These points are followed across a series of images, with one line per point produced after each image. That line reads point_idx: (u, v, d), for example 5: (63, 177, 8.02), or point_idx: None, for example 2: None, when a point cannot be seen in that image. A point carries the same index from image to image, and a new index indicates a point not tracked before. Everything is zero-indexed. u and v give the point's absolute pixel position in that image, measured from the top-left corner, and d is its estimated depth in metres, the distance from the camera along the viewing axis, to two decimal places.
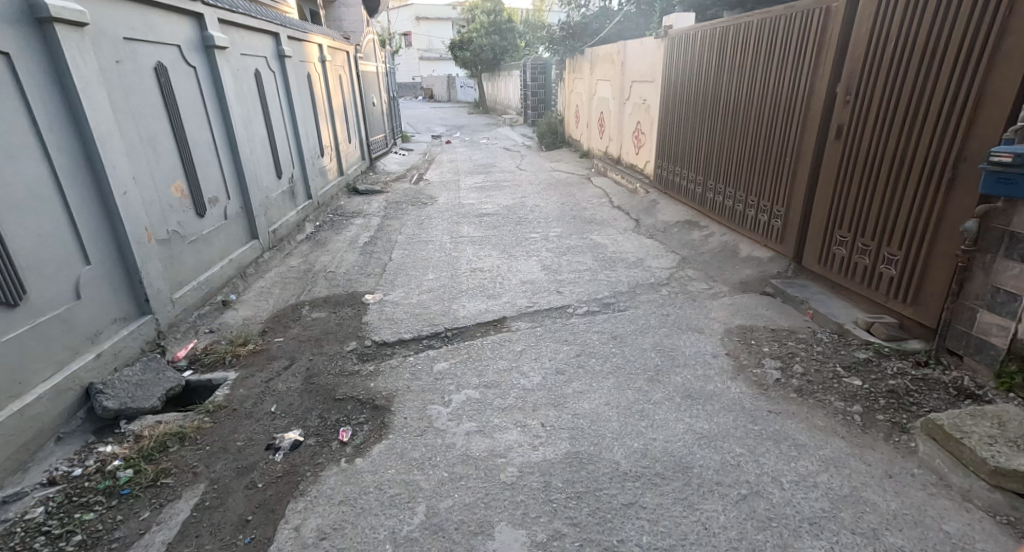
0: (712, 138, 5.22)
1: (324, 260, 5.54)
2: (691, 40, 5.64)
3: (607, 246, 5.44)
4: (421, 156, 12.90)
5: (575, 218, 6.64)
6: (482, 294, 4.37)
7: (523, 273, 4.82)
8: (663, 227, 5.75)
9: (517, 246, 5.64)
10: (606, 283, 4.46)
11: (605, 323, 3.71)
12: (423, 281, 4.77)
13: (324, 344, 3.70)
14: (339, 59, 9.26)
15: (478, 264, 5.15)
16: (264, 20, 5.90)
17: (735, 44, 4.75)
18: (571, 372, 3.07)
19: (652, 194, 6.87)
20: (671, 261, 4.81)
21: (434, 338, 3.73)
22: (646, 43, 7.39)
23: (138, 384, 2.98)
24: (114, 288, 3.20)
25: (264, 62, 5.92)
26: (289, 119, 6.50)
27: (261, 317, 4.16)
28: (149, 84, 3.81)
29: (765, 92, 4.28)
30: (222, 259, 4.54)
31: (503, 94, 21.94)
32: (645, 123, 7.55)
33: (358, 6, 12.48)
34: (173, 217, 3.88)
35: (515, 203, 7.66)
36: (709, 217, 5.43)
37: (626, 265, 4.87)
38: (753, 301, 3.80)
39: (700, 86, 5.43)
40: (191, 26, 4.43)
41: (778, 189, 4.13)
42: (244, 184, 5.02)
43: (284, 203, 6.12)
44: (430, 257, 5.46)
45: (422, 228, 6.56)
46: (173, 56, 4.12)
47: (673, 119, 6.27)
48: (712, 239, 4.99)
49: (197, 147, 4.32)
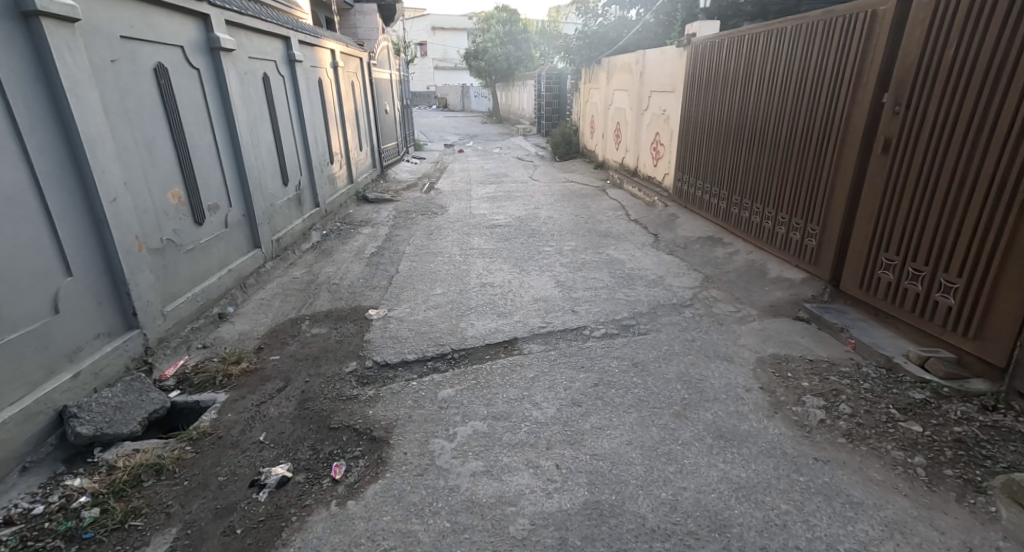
0: (739, 150, 4.96)
1: (328, 271, 5.32)
2: (717, 47, 5.38)
3: (625, 262, 5.17)
4: (433, 165, 12.72)
5: (591, 231, 6.37)
6: (492, 312, 4.11)
7: (536, 289, 4.55)
8: (684, 243, 5.47)
9: (529, 260, 5.37)
10: (625, 303, 4.18)
11: (625, 348, 3.43)
12: (431, 296, 4.52)
13: (322, 364, 3.45)
14: (352, 65, 9.10)
15: (489, 278, 4.90)
16: (275, 23, 5.73)
17: (766, 51, 4.49)
18: (589, 405, 2.80)
19: (671, 208, 6.59)
20: (694, 280, 4.52)
21: (439, 360, 3.47)
22: (666, 53, 7.15)
23: (118, 407, 2.74)
24: (99, 302, 2.97)
25: (273, 66, 5.74)
26: (298, 124, 6.32)
27: (258, 332, 3.93)
28: (148, 85, 3.60)
29: (799, 102, 4.01)
30: (221, 269, 4.32)
31: (516, 104, 21.81)
32: (664, 135, 7.30)
33: (372, 14, 12.34)
34: (168, 225, 3.67)
35: (528, 215, 7.41)
36: (733, 233, 5.15)
37: (645, 283, 4.59)
38: (787, 327, 3.50)
39: (726, 95, 5.18)
40: (195, 26, 4.24)
41: (813, 205, 3.84)
42: (247, 192, 4.82)
43: (290, 211, 5.91)
44: (439, 270, 5.21)
45: (431, 239, 6.32)
46: (175, 57, 3.93)
47: (695, 130, 6.01)
48: (739, 257, 4.69)
49: (198, 152, 4.12)
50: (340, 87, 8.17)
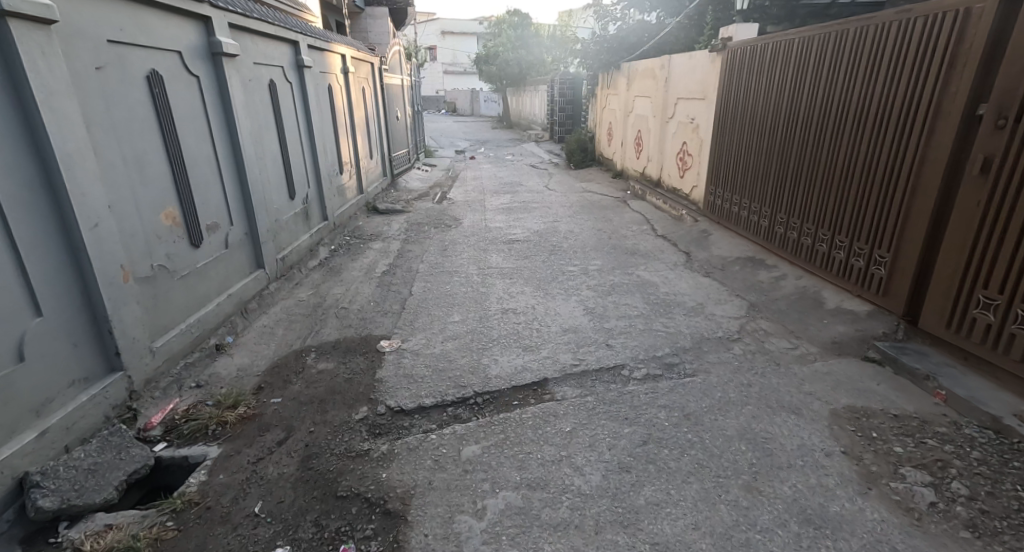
0: (786, 163, 4.56)
1: (337, 293, 4.95)
2: (762, 52, 4.99)
3: (658, 285, 4.76)
4: (444, 172, 12.37)
5: (616, 249, 5.97)
6: (517, 347, 3.71)
7: (563, 319, 4.15)
8: (720, 263, 5.06)
9: (553, 282, 4.97)
10: (665, 336, 3.77)
11: (673, 395, 3.02)
12: (448, 325, 4.13)
13: (329, 409, 3.06)
14: (362, 70, 8.76)
15: (510, 303, 4.50)
16: (283, 26, 5.38)
17: (820, 55, 4.09)
18: (640, 471, 2.41)
19: (702, 224, 6.18)
20: (738, 309, 4.11)
21: (461, 406, 3.09)
22: (695, 57, 6.74)
23: (91, 470, 2.37)
24: (76, 343, 2.59)
25: (280, 71, 5.38)
26: (306, 133, 5.96)
27: (260, 366, 3.55)
28: (140, 95, 3.23)
29: (861, 114, 3.61)
30: (219, 294, 3.95)
31: (528, 109, 21.43)
32: (692, 144, 6.88)
33: (384, 18, 12.04)
34: (160, 249, 3.29)
35: (547, 229, 7.01)
36: (777, 254, 4.75)
37: (684, 311, 4.18)
38: (858, 370, 3.07)
39: (772, 104, 4.78)
40: (195, 28, 3.87)
41: (878, 228, 3.44)
42: (250, 208, 4.45)
43: (296, 226, 5.55)
44: (455, 292, 4.82)
45: (445, 256, 5.94)
46: (172, 62, 3.55)
47: (731, 141, 5.62)
48: (787, 283, 4.27)
49: (195, 168, 3.75)
50: (350, 93, 7.82)
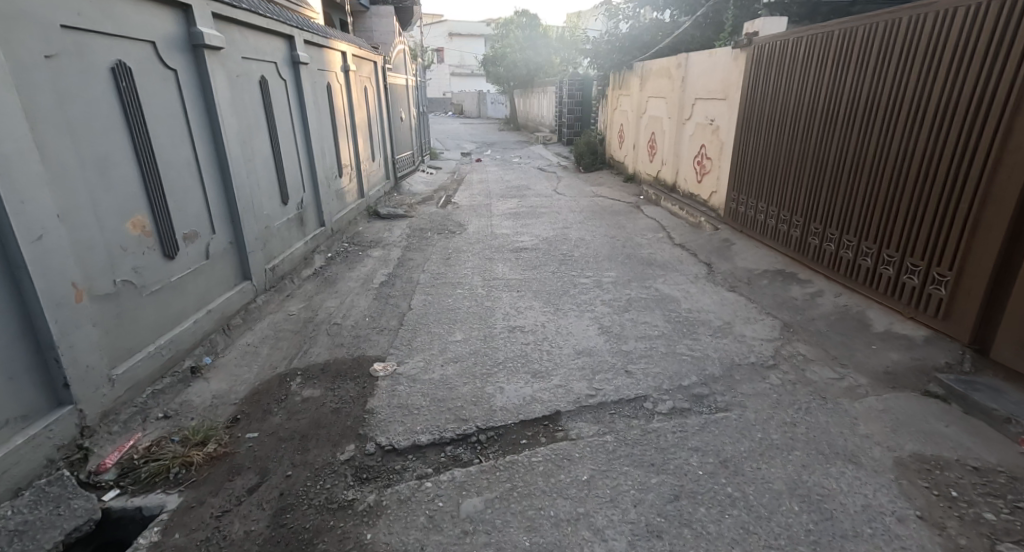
0: (820, 167, 4.22)
1: (330, 305, 4.58)
2: (795, 48, 4.64)
3: (679, 300, 4.38)
4: (450, 175, 12.02)
5: (631, 258, 5.58)
6: (526, 374, 3.33)
7: (576, 340, 3.76)
8: (746, 277, 4.66)
9: (564, 295, 4.59)
10: (692, 362, 3.38)
11: (705, 434, 2.63)
12: (450, 345, 3.75)
13: (310, 448, 2.68)
14: (365, 69, 8.42)
15: (518, 320, 4.12)
16: (277, 19, 5.02)
17: (864, 49, 3.77)
18: (673, 538, 2.04)
19: (722, 232, 5.80)
20: (771, 330, 3.70)
21: (461, 444, 2.71)
22: (716, 55, 6.34)
23: (19, 532, 2.04)
24: (12, 378, 2.23)
25: (273, 67, 5.02)
26: (302, 134, 5.61)
27: (238, 393, 3.18)
28: (104, 90, 2.86)
29: (918, 114, 3.27)
30: (198, 310, 3.58)
31: (536, 111, 21.05)
32: (711, 146, 6.48)
33: (390, 17, 11.72)
34: (125, 262, 2.92)
35: (556, 236, 6.63)
36: (808, 266, 4.38)
37: (710, 332, 3.79)
38: (919, 408, 2.66)
39: (805, 105, 4.44)
40: (174, 17, 3.51)
41: (935, 242, 3.10)
42: (235, 214, 4.08)
43: (290, 232, 5.19)
44: (458, 307, 4.44)
45: (449, 266, 5.56)
46: (145, 54, 3.19)
47: (756, 144, 5.27)
48: (824, 302, 3.86)
49: (170, 171, 3.38)
50: (351, 92, 7.48)
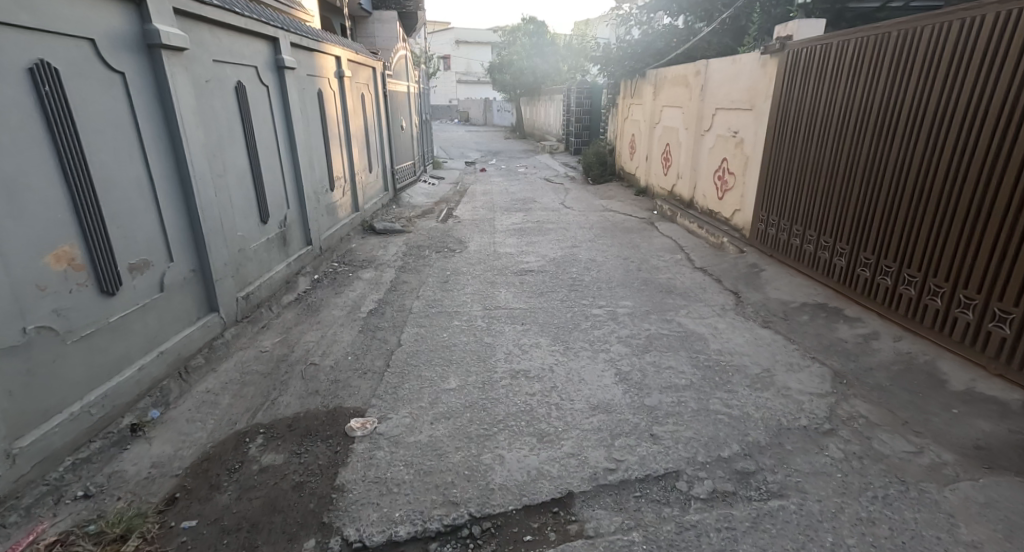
0: (870, 188, 3.76)
1: (310, 337, 4.03)
2: (840, 52, 4.14)
3: (707, 339, 3.82)
4: (452, 186, 11.52)
5: (649, 284, 5.03)
6: (531, 438, 2.77)
7: (590, 390, 3.20)
8: (782, 311, 4.11)
9: (575, 331, 4.04)
10: (729, 424, 2.81)
11: (757, 536, 2.08)
12: (442, 395, 3.19)
13: (259, 545, 2.16)
14: (362, 75, 7.92)
15: (522, 362, 3.57)
16: (259, 19, 4.51)
17: (928, 58, 3.32)
18: None
19: (749, 256, 5.26)
20: (821, 382, 3.14)
21: (451, 540, 2.20)
22: (741, 61, 5.80)
23: None
24: None
25: (254, 72, 4.50)
26: (288, 146, 5.10)
27: (183, 459, 2.62)
28: (15, 98, 2.36)
29: (1016, 133, 2.81)
30: (148, 353, 3.02)
31: (543, 119, 20.55)
32: (734, 160, 5.95)
33: (393, 22, 11.25)
34: (43, 303, 2.42)
35: (565, 256, 6.09)
36: (855, 300, 3.90)
37: (747, 381, 3.23)
38: None
39: (852, 117, 3.95)
40: (126, 11, 2.97)
41: None
42: (200, 238, 3.51)
43: (271, 254, 4.67)
44: (454, 342, 3.90)
45: (446, 291, 5.02)
46: (80, 54, 2.67)
47: (789, 159, 4.79)
48: (882, 347, 3.33)
49: (113, 192, 2.84)
50: (346, 100, 6.98)
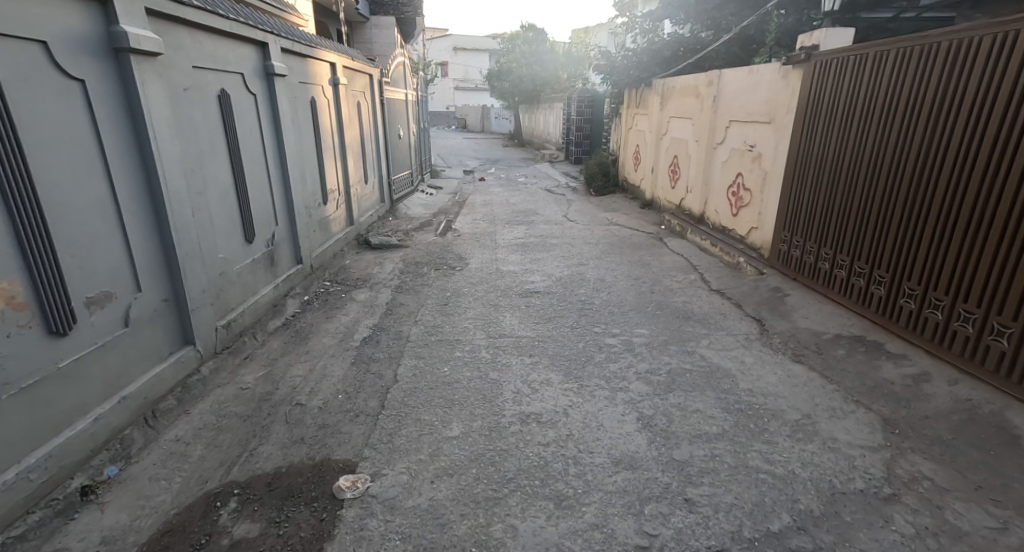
0: (915, 211, 3.47)
1: (297, 370, 3.64)
2: (877, 64, 3.84)
3: (736, 376, 3.46)
4: (451, 196, 11.16)
5: (664, 309, 4.68)
6: (547, 503, 2.41)
7: (611, 440, 2.83)
8: (815, 343, 3.77)
9: (589, 365, 3.68)
10: (774, 486, 2.47)
11: None
12: (444, 445, 2.81)
13: None
14: (358, 82, 7.58)
15: (532, 403, 3.20)
16: (247, 22, 4.14)
17: (991, 74, 3.02)
18: None
19: (770, 279, 4.93)
20: (871, 433, 2.81)
21: None
22: (759, 70, 5.47)
23: None
24: None
25: (240, 79, 4.14)
26: (277, 158, 4.73)
27: (140, 532, 2.26)
28: None
29: None
30: (107, 402, 2.65)
31: (542, 126, 20.24)
32: (750, 175, 5.63)
33: (391, 28, 10.92)
34: None
35: (573, 275, 5.74)
36: (896, 332, 3.60)
37: (788, 429, 2.88)
38: None
39: (893, 135, 3.66)
40: (88, 8, 2.59)
41: None
42: (175, 263, 3.10)
43: (257, 276, 4.29)
44: (456, 377, 3.53)
45: (447, 315, 4.65)
46: (30, 60, 2.32)
47: (816, 175, 4.48)
48: (936, 392, 3.04)
49: (68, 216, 2.46)
50: (341, 108, 6.61)
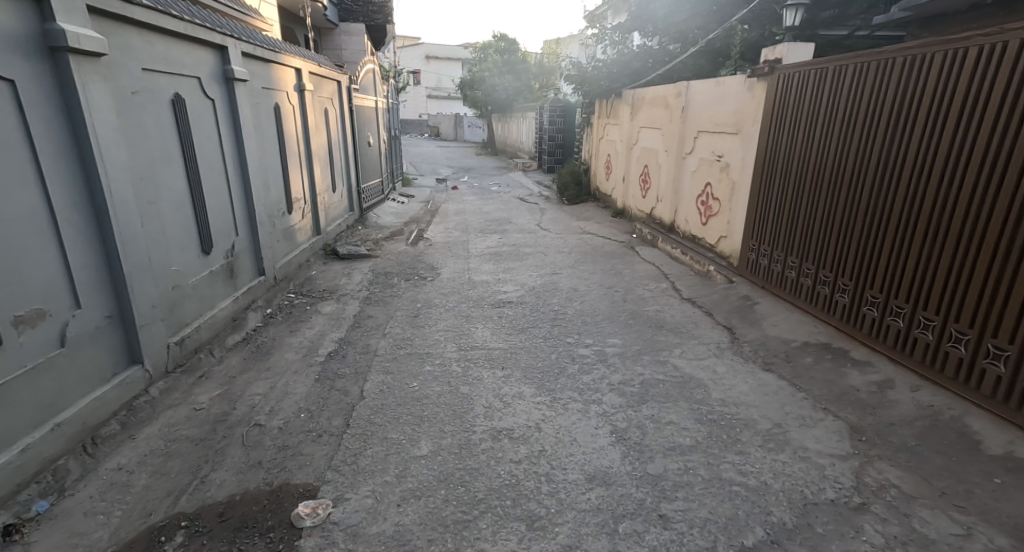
0: (876, 220, 3.51)
1: (257, 387, 3.48)
2: (836, 77, 3.90)
3: (710, 386, 3.43)
4: (422, 205, 11.03)
5: (637, 318, 4.65)
6: (518, 524, 2.31)
7: (584, 456, 2.75)
8: (785, 352, 3.77)
9: (563, 376, 3.60)
10: (748, 498, 2.43)
11: None
12: (411, 465, 2.70)
13: None
14: (326, 89, 7.42)
15: (504, 418, 3.10)
16: (203, 25, 3.99)
17: (943, 87, 3.08)
18: None
19: (740, 287, 4.94)
20: (841, 442, 2.79)
21: None
22: (726, 82, 5.52)
23: None
24: None
25: (196, 83, 3.97)
26: (237, 165, 4.56)
27: None
28: None
29: None
30: (37, 431, 2.45)
31: (515, 135, 20.26)
32: (719, 184, 5.67)
33: (360, 35, 10.82)
34: None
35: (546, 284, 5.68)
36: (861, 339, 3.63)
37: (761, 440, 2.84)
38: None
39: (852, 148, 3.72)
40: (19, 5, 2.42)
41: None
42: (120, 278, 2.92)
43: (215, 288, 4.10)
44: (426, 392, 3.42)
45: (417, 327, 4.53)
46: None
47: (781, 184, 4.53)
48: (901, 399, 3.05)
49: None
50: (307, 115, 6.45)
